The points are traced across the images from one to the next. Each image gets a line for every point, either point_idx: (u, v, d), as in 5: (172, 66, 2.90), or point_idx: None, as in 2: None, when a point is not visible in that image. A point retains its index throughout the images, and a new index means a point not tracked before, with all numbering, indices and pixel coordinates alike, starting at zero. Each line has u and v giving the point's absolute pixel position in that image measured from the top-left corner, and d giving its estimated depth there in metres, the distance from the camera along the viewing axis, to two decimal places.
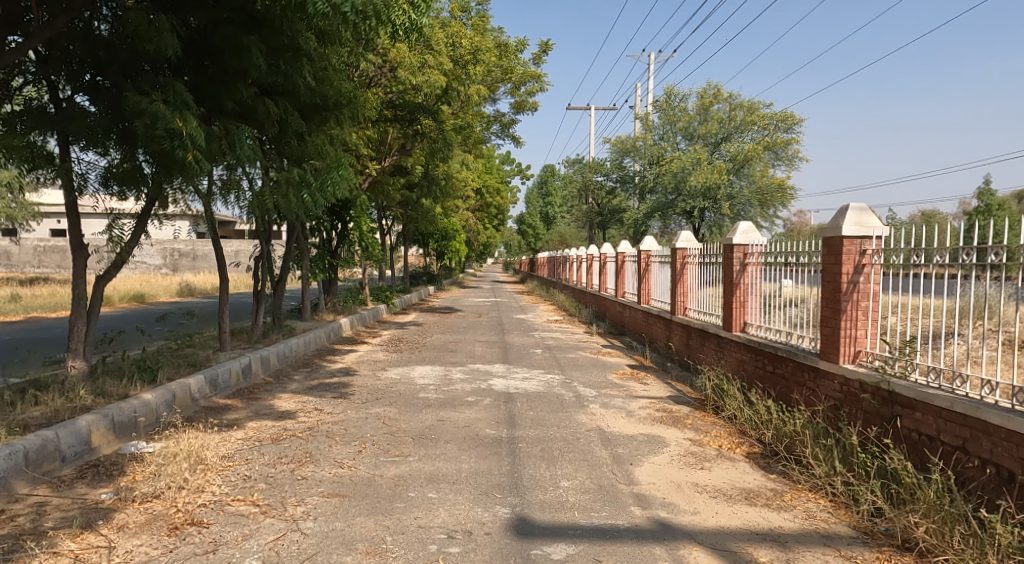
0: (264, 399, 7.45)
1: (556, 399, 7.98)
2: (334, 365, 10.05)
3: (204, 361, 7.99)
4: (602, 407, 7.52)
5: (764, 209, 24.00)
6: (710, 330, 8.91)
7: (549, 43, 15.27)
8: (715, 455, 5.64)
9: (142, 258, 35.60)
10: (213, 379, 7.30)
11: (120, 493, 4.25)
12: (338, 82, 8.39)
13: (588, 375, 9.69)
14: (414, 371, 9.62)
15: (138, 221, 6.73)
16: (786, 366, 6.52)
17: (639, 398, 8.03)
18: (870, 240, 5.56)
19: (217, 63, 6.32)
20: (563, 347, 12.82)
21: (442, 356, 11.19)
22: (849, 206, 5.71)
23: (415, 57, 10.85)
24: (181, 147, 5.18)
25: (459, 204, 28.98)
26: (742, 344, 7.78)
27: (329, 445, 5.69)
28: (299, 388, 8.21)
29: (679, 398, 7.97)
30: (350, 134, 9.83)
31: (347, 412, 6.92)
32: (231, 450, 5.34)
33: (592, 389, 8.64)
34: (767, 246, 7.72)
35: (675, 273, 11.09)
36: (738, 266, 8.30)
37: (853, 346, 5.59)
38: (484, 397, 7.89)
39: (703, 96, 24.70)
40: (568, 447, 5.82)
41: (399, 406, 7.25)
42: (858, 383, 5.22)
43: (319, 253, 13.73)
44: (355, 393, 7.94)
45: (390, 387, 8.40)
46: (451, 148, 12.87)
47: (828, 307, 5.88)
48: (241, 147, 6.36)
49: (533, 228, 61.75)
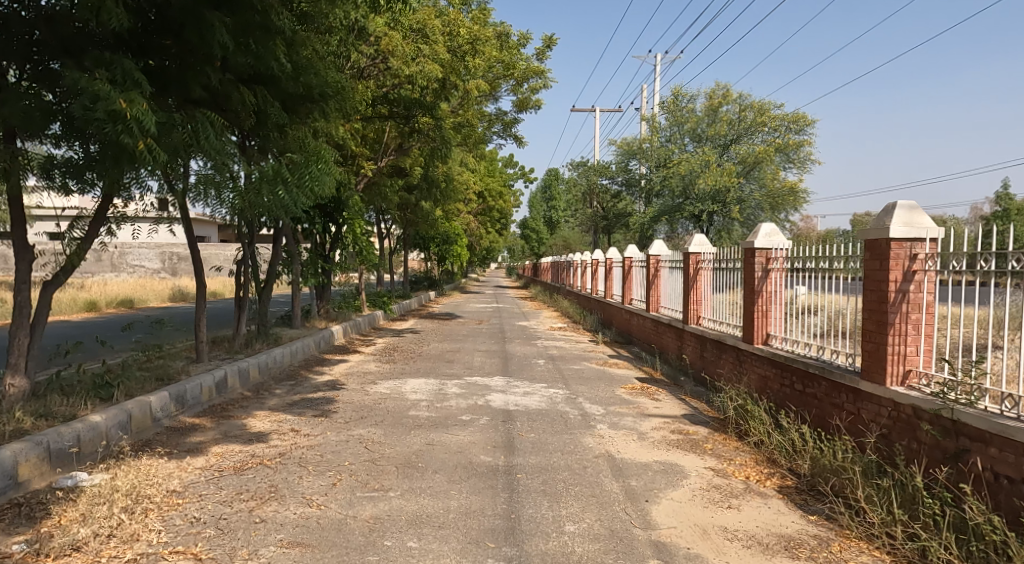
0: (236, 418, 6.73)
1: (560, 418, 7.24)
2: (321, 378, 9.32)
3: (173, 375, 7.27)
4: (611, 428, 6.78)
5: (775, 213, 23.24)
6: (728, 341, 8.17)
7: (553, 37, 14.60)
8: (743, 490, 4.89)
9: (140, 261, 34.96)
10: (181, 396, 6.61)
11: (35, 543, 3.54)
12: (323, 70, 7.72)
13: (595, 389, 8.94)
14: (406, 385, 8.89)
15: (93, 221, 6.02)
16: (820, 386, 5.79)
17: (651, 417, 7.28)
18: (922, 243, 4.87)
19: (180, 43, 5.63)
20: (568, 357, 12.08)
21: (438, 367, 10.46)
22: (896, 203, 5.01)
23: (409, 47, 10.26)
24: (126, 133, 4.46)
25: (461, 208, 28.26)
26: (766, 358, 7.05)
27: (299, 476, 4.95)
28: (278, 405, 7.48)
29: (696, 418, 7.22)
30: (339, 128, 9.14)
31: (326, 433, 6.19)
32: (185, 483, 4.61)
33: (600, 406, 7.89)
34: (794, 250, 7.00)
35: (687, 279, 10.37)
36: (760, 271, 7.57)
37: (902, 365, 4.85)
38: (480, 416, 7.15)
39: (711, 96, 24.06)
40: (574, 480, 5.08)
41: (385, 427, 6.51)
42: (911, 409, 4.50)
43: (311, 257, 13.01)
44: (338, 411, 7.20)
45: (378, 403, 7.67)
46: (449, 146, 12.24)
47: (870, 319, 5.15)
48: (208, 138, 5.65)
49: (536, 233, 61.14)
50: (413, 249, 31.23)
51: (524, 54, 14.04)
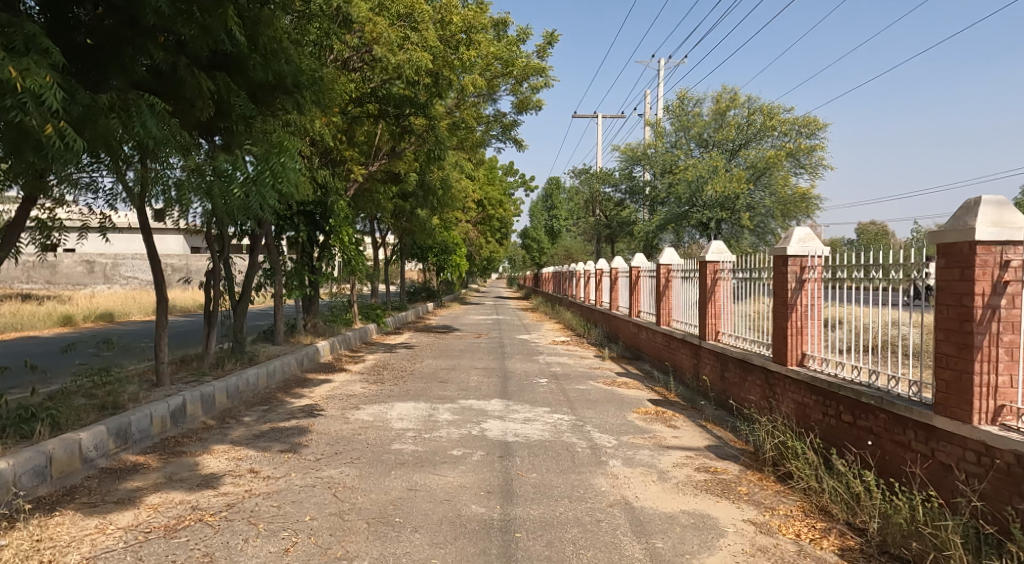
0: (189, 456, 5.76)
1: (566, 452, 6.26)
2: (298, 402, 8.35)
3: (121, 403, 6.31)
4: (626, 465, 5.81)
5: (786, 220, 22.28)
6: (755, 361, 7.22)
7: (555, 33, 13.76)
8: (795, 554, 3.92)
9: (133, 273, 34.03)
10: (124, 430, 5.64)
11: None
12: (296, 57, 6.91)
13: (604, 415, 7.97)
14: (392, 410, 7.93)
15: (10, 225, 5.09)
16: (878, 420, 4.86)
17: (672, 451, 6.31)
18: (1017, 247, 3.93)
19: (115, 13, 5.03)
20: (573, 376, 11.11)
21: (430, 389, 9.46)
22: (980, 198, 4.05)
23: (396, 35, 9.41)
24: (18, 110, 3.58)
25: (459, 216, 27.33)
26: (804, 383, 6.09)
27: (244, 538, 3.97)
28: (242, 437, 6.50)
29: (724, 453, 6.24)
30: (316, 123, 8.20)
31: (290, 476, 5.23)
32: (94, 553, 3.65)
33: (611, 436, 6.92)
34: (836, 258, 6.07)
35: (704, 290, 9.42)
36: (793, 282, 6.65)
37: (993, 400, 3.90)
38: (474, 451, 6.19)
39: (718, 100, 23.22)
40: (585, 540, 4.12)
41: (361, 467, 5.53)
42: (1013, 457, 3.56)
43: (295, 268, 12.25)
44: (310, 444, 6.24)
45: (357, 435, 6.69)
46: (443, 148, 11.38)
47: (947, 342, 4.19)
48: (147, 125, 4.74)
49: (538, 242, 60.23)
50: (411, 259, 30.28)
51: (524, 51, 13.20)
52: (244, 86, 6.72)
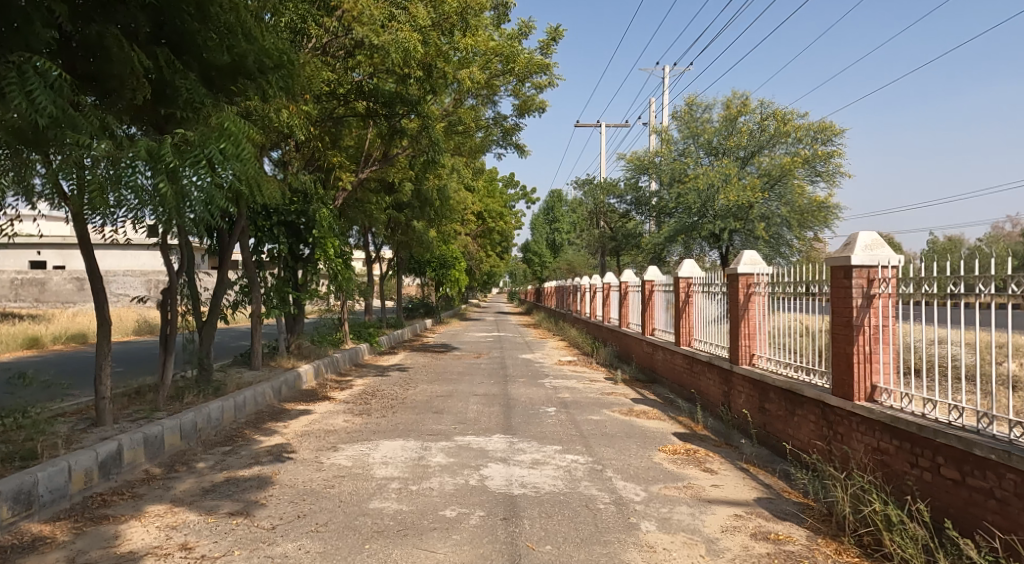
0: (110, 524, 4.54)
1: (586, 509, 5.05)
2: (266, 441, 7.15)
3: (34, 453, 5.10)
4: (663, 532, 4.59)
5: (802, 230, 20.98)
6: (808, 393, 6.01)
7: (560, 28, 12.64)
8: None
9: (124, 289, 32.59)
10: (26, 492, 4.44)
11: None
12: (262, 36, 5.82)
13: (626, 456, 6.75)
14: (376, 451, 6.73)
15: None
16: (1003, 483, 3.67)
17: (716, 508, 5.10)
18: None
19: None
20: (584, 403, 9.89)
21: (422, 422, 8.22)
22: None
23: (378, 10, 8.37)
24: None
25: (458, 229, 26.18)
26: (880, 425, 4.91)
27: None
28: (187, 493, 5.28)
29: (781, 510, 5.02)
30: (284, 113, 7.09)
31: (232, 555, 4.02)
32: None
33: (638, 485, 5.70)
34: (917, 266, 4.87)
35: (735, 306, 8.20)
36: (859, 298, 5.43)
37: None
38: (473, 509, 4.99)
39: (727, 106, 22.13)
40: None
41: (327, 539, 4.31)
42: None
43: (276, 284, 11.07)
44: (269, 504, 5.02)
45: (329, 488, 5.47)
46: (439, 151, 10.31)
47: None
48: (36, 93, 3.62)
49: (539, 256, 58.81)
50: (410, 275, 29.05)
51: (526, 47, 12.10)
52: (196, 67, 5.63)
